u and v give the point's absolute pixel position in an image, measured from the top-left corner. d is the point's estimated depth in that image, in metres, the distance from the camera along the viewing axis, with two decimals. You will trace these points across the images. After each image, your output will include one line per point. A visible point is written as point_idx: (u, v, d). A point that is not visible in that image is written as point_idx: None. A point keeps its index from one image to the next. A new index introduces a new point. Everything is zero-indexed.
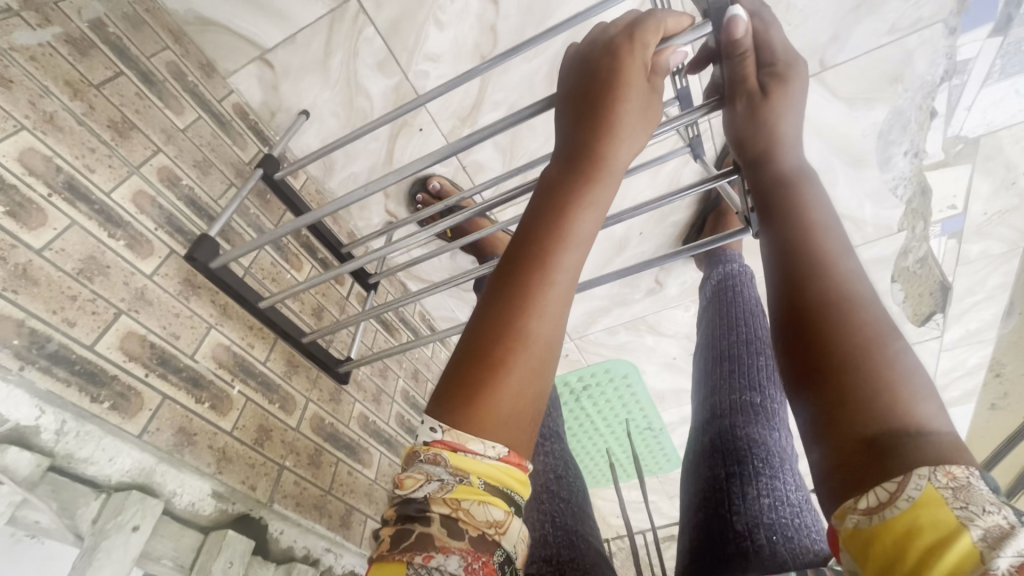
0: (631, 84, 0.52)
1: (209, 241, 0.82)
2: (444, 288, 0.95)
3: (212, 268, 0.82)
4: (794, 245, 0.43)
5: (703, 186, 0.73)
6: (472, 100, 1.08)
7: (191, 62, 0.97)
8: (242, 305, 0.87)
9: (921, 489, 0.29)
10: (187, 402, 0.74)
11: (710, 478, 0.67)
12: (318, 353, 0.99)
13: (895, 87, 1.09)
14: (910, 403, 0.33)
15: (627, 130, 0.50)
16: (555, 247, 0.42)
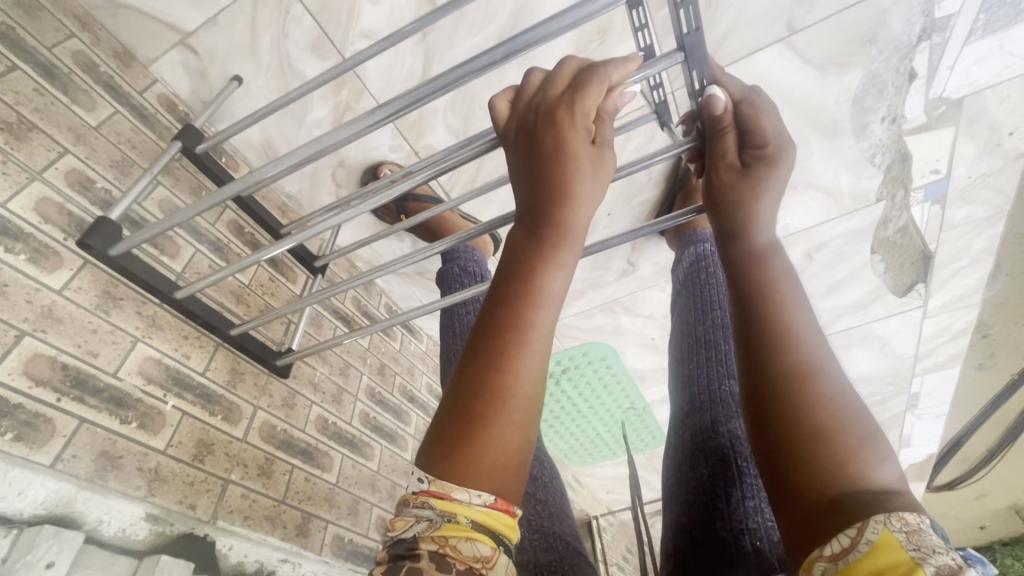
0: (581, 136, 0.47)
1: (110, 224, 0.75)
2: (386, 271, 0.86)
3: (111, 256, 0.74)
4: (762, 303, 0.45)
5: (661, 153, 0.65)
6: (416, 81, 1.01)
7: (104, 50, 0.89)
8: (158, 297, 0.81)
9: (878, 533, 0.30)
10: (110, 424, 0.69)
11: (692, 479, 0.61)
12: (250, 346, 0.92)
13: (869, 49, 1.02)
14: (863, 458, 0.34)
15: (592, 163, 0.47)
16: (529, 311, 0.41)
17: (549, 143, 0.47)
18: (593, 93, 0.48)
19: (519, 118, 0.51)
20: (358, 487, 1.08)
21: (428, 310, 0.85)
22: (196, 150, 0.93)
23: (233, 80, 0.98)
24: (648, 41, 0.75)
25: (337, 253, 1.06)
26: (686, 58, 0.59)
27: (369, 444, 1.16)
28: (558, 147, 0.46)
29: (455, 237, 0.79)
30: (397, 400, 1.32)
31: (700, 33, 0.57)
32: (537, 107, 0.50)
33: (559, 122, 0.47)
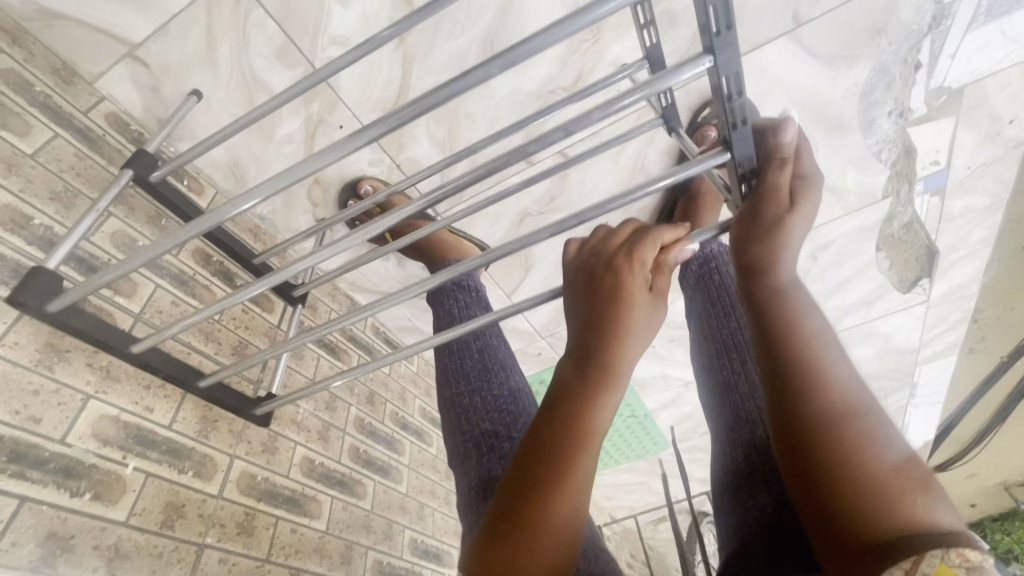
0: (642, 289, 0.50)
1: (45, 274, 0.65)
2: (378, 308, 0.77)
3: (49, 312, 0.65)
4: (792, 334, 0.41)
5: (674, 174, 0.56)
6: (394, 89, 0.92)
7: (40, 67, 0.79)
8: (109, 352, 0.71)
9: (935, 565, 0.28)
10: (59, 499, 0.60)
11: (754, 510, 0.53)
12: (223, 397, 0.82)
13: (878, 40, 0.96)
14: (909, 498, 0.32)
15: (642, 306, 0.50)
16: (572, 450, 0.42)
17: (610, 287, 0.50)
18: (650, 248, 0.52)
19: (584, 259, 0.56)
20: (350, 531, 1.00)
21: (430, 344, 0.75)
22: (151, 178, 0.81)
23: (192, 95, 0.87)
24: (653, 40, 0.68)
25: (318, 281, 0.96)
26: (716, 62, 0.45)
27: (360, 482, 1.08)
28: (617, 291, 0.50)
29: (463, 265, 0.70)
30: (389, 429, 1.24)
31: (733, 31, 0.44)
32: (599, 253, 0.54)
33: (620, 270, 0.51)
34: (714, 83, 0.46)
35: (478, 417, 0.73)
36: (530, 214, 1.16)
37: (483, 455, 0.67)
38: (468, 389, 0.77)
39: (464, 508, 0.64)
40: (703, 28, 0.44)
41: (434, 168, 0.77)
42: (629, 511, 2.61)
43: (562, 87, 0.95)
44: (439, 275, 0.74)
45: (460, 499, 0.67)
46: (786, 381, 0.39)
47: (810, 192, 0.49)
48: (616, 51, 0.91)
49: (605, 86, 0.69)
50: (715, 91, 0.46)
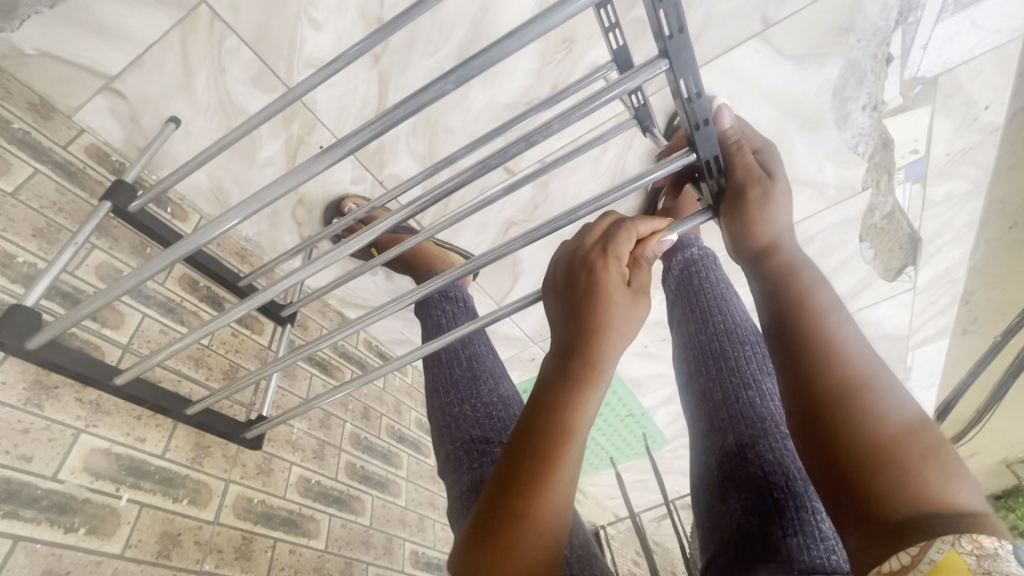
0: (617, 282, 0.51)
1: (24, 313, 0.65)
2: (369, 321, 0.77)
3: (30, 351, 0.64)
4: (800, 326, 0.44)
5: (652, 173, 0.58)
6: (373, 108, 0.93)
7: (17, 104, 0.79)
8: (92, 387, 0.71)
9: (943, 553, 0.29)
10: (52, 535, 0.61)
11: (726, 514, 0.55)
12: (212, 424, 0.82)
13: (848, 37, 0.97)
14: (928, 476, 0.33)
15: (622, 302, 0.50)
16: (559, 447, 0.43)
17: (586, 283, 0.51)
18: (624, 242, 0.54)
19: (562, 255, 0.57)
20: (350, 548, 1.01)
21: (421, 354, 0.75)
22: (130, 209, 0.82)
23: (170, 122, 0.88)
24: (621, 41, 0.71)
25: (306, 298, 0.97)
26: (671, 65, 0.48)
27: (358, 497, 1.08)
28: (593, 286, 0.51)
29: (454, 274, 0.71)
30: (386, 443, 1.24)
31: (685, 34, 0.46)
32: (576, 249, 0.55)
33: (594, 267, 0.52)
34: (673, 86, 0.50)
35: (467, 424, 0.74)
36: (514, 223, 1.17)
37: (473, 459, 0.68)
38: (457, 398, 0.78)
39: (455, 514, 0.65)
40: (657, 33, 0.46)
41: (417, 179, 0.77)
42: (631, 509, 2.62)
43: (538, 97, 0.96)
44: (429, 284, 0.74)
45: (451, 505, 0.67)
46: (806, 366, 0.41)
47: (783, 187, 0.58)
48: (590, 61, 0.92)
49: (576, 92, 0.71)
50: (674, 92, 0.50)
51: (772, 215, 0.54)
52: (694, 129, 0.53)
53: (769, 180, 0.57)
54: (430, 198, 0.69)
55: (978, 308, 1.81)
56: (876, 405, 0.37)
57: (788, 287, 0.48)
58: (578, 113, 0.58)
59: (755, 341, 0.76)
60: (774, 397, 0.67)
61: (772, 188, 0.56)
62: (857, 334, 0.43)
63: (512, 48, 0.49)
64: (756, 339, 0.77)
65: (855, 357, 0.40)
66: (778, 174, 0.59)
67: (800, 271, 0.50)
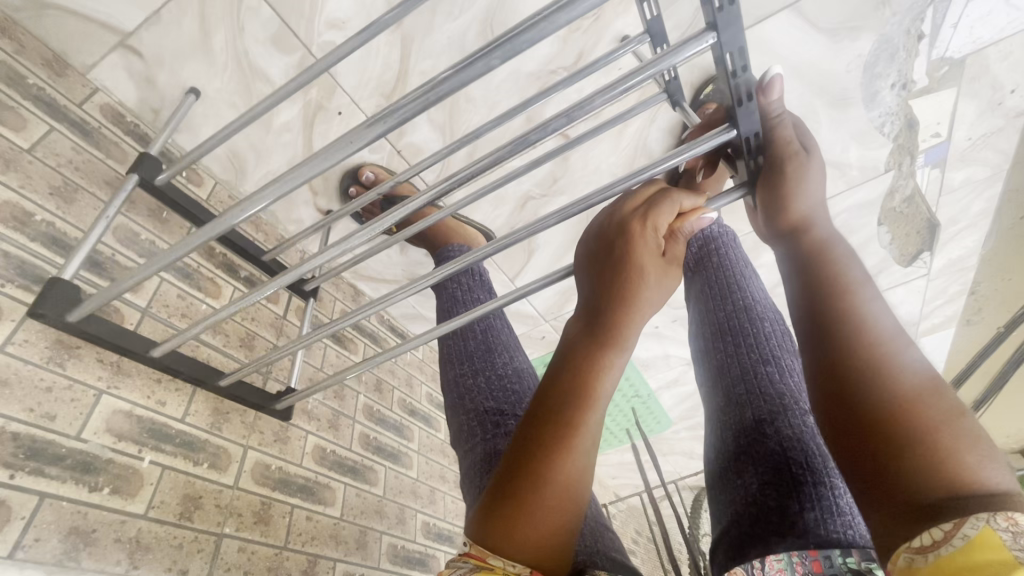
0: (651, 252, 0.50)
1: (65, 287, 0.66)
2: (391, 300, 0.75)
3: (70, 322, 0.65)
4: (825, 300, 0.40)
5: (683, 151, 0.54)
6: (393, 74, 0.91)
7: (31, 59, 0.77)
8: (130, 356, 0.71)
9: (977, 529, 0.27)
10: (79, 494, 0.61)
11: (742, 489, 0.55)
12: (246, 396, 0.85)
13: (883, 10, 0.94)
14: (961, 454, 0.30)
15: (656, 277, 0.50)
16: (580, 412, 0.42)
17: (621, 252, 0.50)
18: (666, 212, 0.52)
19: (597, 222, 0.55)
20: (364, 517, 1.01)
21: (433, 336, 0.73)
22: (156, 181, 0.82)
23: (190, 94, 0.87)
24: (654, 13, 0.66)
25: (326, 275, 0.95)
26: (718, 41, 0.45)
27: (372, 468, 1.09)
28: (628, 257, 0.50)
29: (465, 259, 0.68)
30: (398, 416, 1.25)
31: (737, 7, 0.43)
32: (612, 216, 0.54)
33: (632, 235, 0.51)
34: (718, 63, 0.47)
35: (481, 396, 0.73)
36: (531, 197, 1.15)
37: (486, 432, 0.68)
38: (472, 370, 0.78)
39: (467, 483, 0.64)
40: (707, 5, 0.44)
41: (443, 152, 0.72)
42: (633, 488, 2.65)
43: (563, 67, 0.94)
44: (450, 270, 0.72)
45: (462, 474, 0.68)
46: (829, 344, 0.38)
47: (818, 161, 0.52)
48: (616, 30, 0.90)
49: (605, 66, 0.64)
50: (719, 66, 0.46)
51: (802, 197, 0.50)
52: (736, 104, 0.49)
53: (806, 158, 0.51)
54: (462, 177, 0.65)
55: (985, 297, 1.81)
56: (912, 393, 0.33)
57: (818, 273, 0.43)
58: (620, 88, 0.56)
59: (775, 321, 0.75)
60: (793, 377, 0.66)
61: (808, 165, 0.51)
62: (890, 317, 0.38)
63: (548, 30, 0.46)
64: (773, 318, 0.76)
65: (887, 342, 0.36)
66: (815, 150, 0.53)
67: (827, 255, 0.45)
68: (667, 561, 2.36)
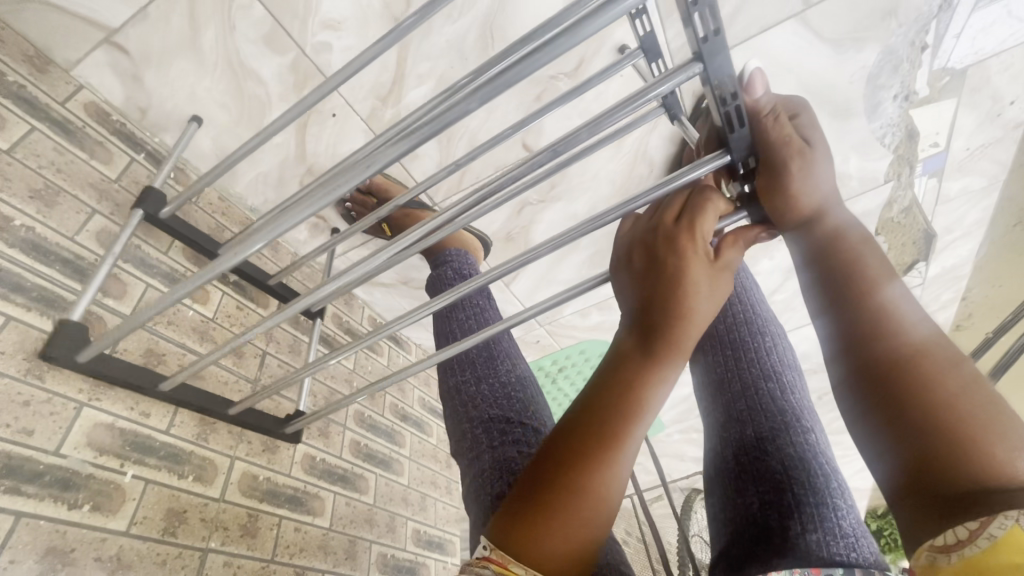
0: (705, 267, 0.45)
1: (72, 328, 0.65)
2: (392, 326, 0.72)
3: (80, 363, 0.64)
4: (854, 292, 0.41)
5: (672, 180, 0.50)
6: (389, 76, 0.88)
7: (11, 55, 0.74)
8: (142, 393, 0.71)
9: (1005, 528, 0.29)
10: (57, 513, 0.59)
11: (743, 508, 0.54)
12: (252, 422, 0.84)
13: (889, 22, 0.92)
14: (988, 446, 0.32)
15: (709, 287, 0.44)
16: (625, 424, 0.40)
17: (672, 259, 0.45)
18: (708, 219, 0.47)
19: (643, 228, 0.50)
20: (354, 526, 1.00)
21: (433, 362, 0.71)
22: (160, 215, 0.81)
23: (194, 121, 0.87)
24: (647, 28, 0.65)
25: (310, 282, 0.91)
26: (705, 71, 0.41)
27: (362, 476, 1.07)
28: (681, 265, 0.44)
29: (481, 280, 0.65)
30: (389, 422, 1.23)
31: (722, 37, 0.39)
32: (667, 214, 0.49)
33: (684, 241, 0.46)
34: (706, 93, 0.43)
35: (484, 404, 0.71)
36: (528, 203, 1.13)
37: (492, 441, 0.66)
38: (474, 377, 0.76)
39: (472, 494, 0.63)
40: (690, 35, 0.39)
41: (438, 174, 0.69)
42: (624, 490, 2.66)
43: (564, 73, 0.92)
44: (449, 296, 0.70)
45: (466, 487, 0.66)
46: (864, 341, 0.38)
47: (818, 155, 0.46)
48: (617, 37, 0.88)
49: (604, 80, 0.61)
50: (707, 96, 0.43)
51: (810, 190, 0.46)
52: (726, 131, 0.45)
53: (810, 150, 0.46)
54: (463, 206, 0.63)
55: (977, 305, 1.82)
56: (949, 389, 0.34)
57: (839, 267, 0.42)
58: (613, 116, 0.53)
59: (776, 334, 0.74)
60: (794, 393, 0.65)
61: (808, 164, 0.46)
62: (913, 304, 0.39)
63: (545, 58, 0.46)
64: (774, 330, 0.75)
65: (917, 338, 0.37)
66: (815, 137, 0.48)
67: (846, 244, 0.44)
68: (656, 562, 2.37)
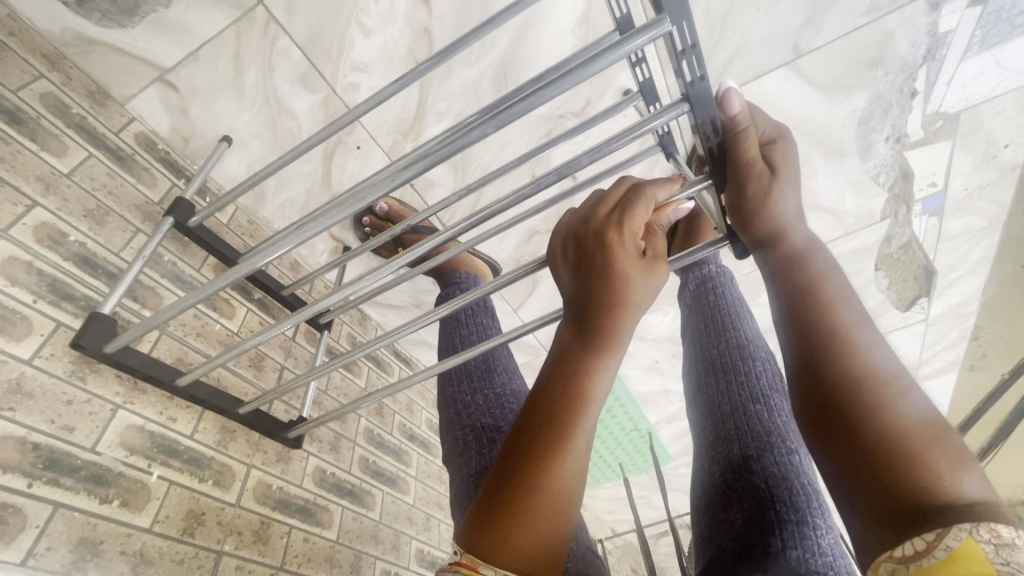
0: (633, 252, 0.49)
1: (102, 320, 0.70)
2: (395, 338, 0.78)
3: (108, 354, 0.69)
4: (812, 317, 0.43)
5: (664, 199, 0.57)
6: (411, 113, 0.96)
7: (76, 90, 0.83)
8: (159, 387, 0.75)
9: (959, 540, 0.30)
10: (89, 505, 0.63)
11: (725, 524, 0.56)
12: (259, 424, 0.87)
13: (876, 71, 0.99)
14: (942, 470, 0.33)
15: (646, 273, 0.48)
16: (576, 411, 0.43)
17: (606, 255, 0.48)
18: (641, 212, 0.50)
19: (570, 233, 0.53)
20: (360, 541, 1.02)
21: (430, 375, 0.75)
22: (190, 224, 0.88)
23: (222, 141, 0.92)
24: (647, 75, 0.71)
25: (305, 281, 0.96)
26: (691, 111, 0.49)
27: (370, 492, 1.10)
28: (614, 257, 0.48)
29: (481, 292, 0.70)
30: (397, 441, 1.27)
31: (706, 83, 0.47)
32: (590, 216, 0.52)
33: (616, 238, 0.49)
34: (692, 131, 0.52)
35: (478, 413, 0.75)
36: (536, 232, 1.20)
37: (481, 447, 0.68)
38: (470, 388, 0.80)
39: (458, 499, 0.65)
40: (679, 82, 0.48)
41: (450, 199, 0.75)
42: (629, 525, 2.62)
43: (571, 113, 0.99)
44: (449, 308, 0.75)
45: (453, 491, 0.69)
46: (824, 363, 0.40)
47: (783, 188, 0.51)
48: (619, 82, 0.96)
49: (606, 118, 0.68)
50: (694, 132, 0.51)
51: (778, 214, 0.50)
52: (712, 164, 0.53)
53: (776, 177, 0.51)
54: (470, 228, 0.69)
55: (988, 343, 1.80)
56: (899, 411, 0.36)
57: (805, 295, 0.45)
58: (607, 149, 0.59)
59: (767, 360, 0.76)
60: (783, 417, 0.67)
61: (769, 190, 0.50)
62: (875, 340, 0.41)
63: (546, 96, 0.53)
64: (767, 358, 0.77)
65: (869, 363, 0.39)
66: (787, 169, 0.52)
67: (810, 271, 0.46)
68: None
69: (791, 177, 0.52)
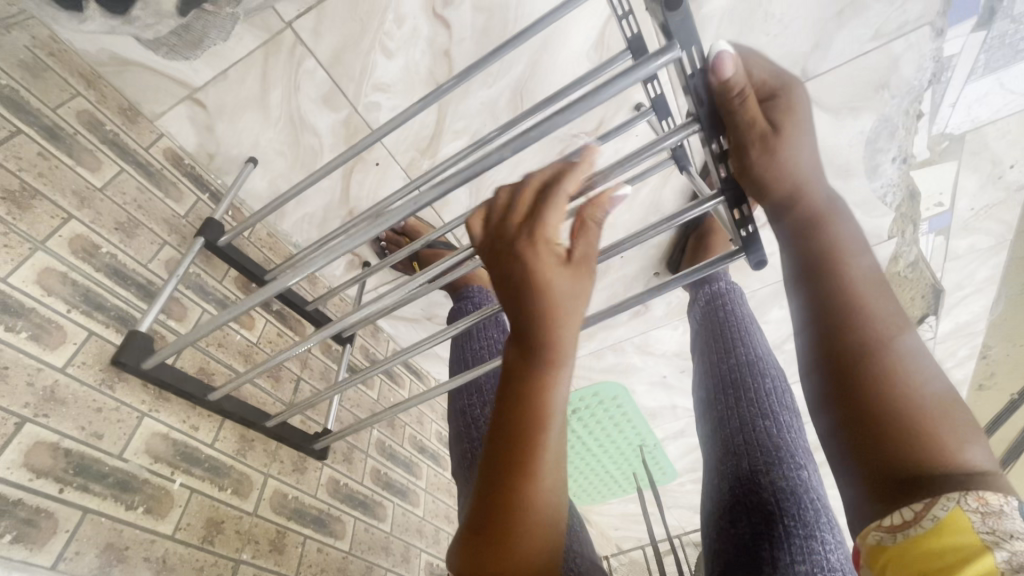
0: (552, 260, 0.41)
1: (139, 338, 0.72)
2: (410, 354, 0.79)
3: (144, 369, 0.71)
4: (824, 274, 0.40)
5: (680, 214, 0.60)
6: (429, 131, 0.99)
7: (109, 108, 0.86)
8: (190, 400, 0.78)
9: (947, 510, 0.31)
10: (116, 512, 0.65)
11: (733, 537, 0.57)
12: (288, 437, 0.91)
13: (883, 93, 1.02)
14: (946, 439, 0.33)
15: (574, 280, 0.41)
16: (537, 435, 0.40)
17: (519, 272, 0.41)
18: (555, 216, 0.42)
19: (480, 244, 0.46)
20: (371, 553, 1.02)
21: (439, 392, 0.77)
22: (219, 243, 0.90)
23: (247, 160, 0.97)
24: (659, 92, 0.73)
25: (325, 296, 0.98)
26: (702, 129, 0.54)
27: (381, 504, 1.11)
28: (532, 271, 0.41)
29: (493, 310, 0.72)
30: (408, 452, 1.28)
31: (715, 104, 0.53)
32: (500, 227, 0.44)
33: (526, 250, 0.41)
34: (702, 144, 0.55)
35: (485, 426, 0.76)
36: None
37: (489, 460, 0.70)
38: (480, 401, 0.81)
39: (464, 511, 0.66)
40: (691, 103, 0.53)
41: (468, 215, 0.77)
42: (634, 542, 2.59)
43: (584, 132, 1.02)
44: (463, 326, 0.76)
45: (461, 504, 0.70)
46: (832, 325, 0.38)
47: (789, 144, 0.47)
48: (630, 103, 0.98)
49: (621, 133, 0.70)
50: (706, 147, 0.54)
51: (787, 174, 0.46)
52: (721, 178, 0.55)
53: (779, 133, 0.48)
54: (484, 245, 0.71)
55: (998, 363, 1.80)
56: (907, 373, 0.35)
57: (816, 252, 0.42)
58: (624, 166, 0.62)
59: (776, 376, 0.77)
60: (791, 433, 0.68)
61: (774, 149, 0.47)
62: (889, 301, 0.39)
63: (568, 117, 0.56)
64: (776, 374, 0.78)
65: (880, 326, 0.37)
66: (790, 120, 0.49)
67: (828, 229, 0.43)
68: None
69: (797, 129, 0.48)
